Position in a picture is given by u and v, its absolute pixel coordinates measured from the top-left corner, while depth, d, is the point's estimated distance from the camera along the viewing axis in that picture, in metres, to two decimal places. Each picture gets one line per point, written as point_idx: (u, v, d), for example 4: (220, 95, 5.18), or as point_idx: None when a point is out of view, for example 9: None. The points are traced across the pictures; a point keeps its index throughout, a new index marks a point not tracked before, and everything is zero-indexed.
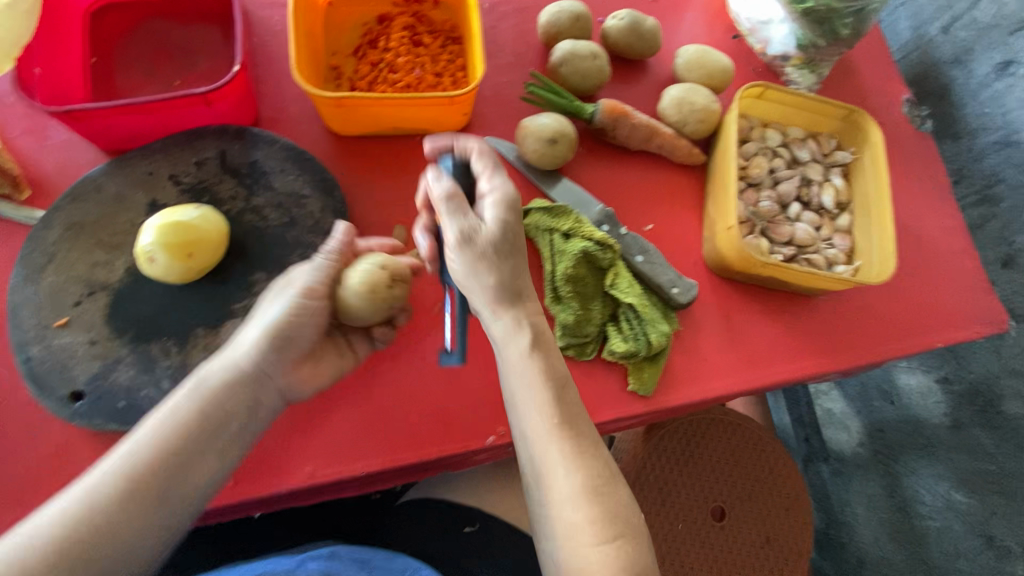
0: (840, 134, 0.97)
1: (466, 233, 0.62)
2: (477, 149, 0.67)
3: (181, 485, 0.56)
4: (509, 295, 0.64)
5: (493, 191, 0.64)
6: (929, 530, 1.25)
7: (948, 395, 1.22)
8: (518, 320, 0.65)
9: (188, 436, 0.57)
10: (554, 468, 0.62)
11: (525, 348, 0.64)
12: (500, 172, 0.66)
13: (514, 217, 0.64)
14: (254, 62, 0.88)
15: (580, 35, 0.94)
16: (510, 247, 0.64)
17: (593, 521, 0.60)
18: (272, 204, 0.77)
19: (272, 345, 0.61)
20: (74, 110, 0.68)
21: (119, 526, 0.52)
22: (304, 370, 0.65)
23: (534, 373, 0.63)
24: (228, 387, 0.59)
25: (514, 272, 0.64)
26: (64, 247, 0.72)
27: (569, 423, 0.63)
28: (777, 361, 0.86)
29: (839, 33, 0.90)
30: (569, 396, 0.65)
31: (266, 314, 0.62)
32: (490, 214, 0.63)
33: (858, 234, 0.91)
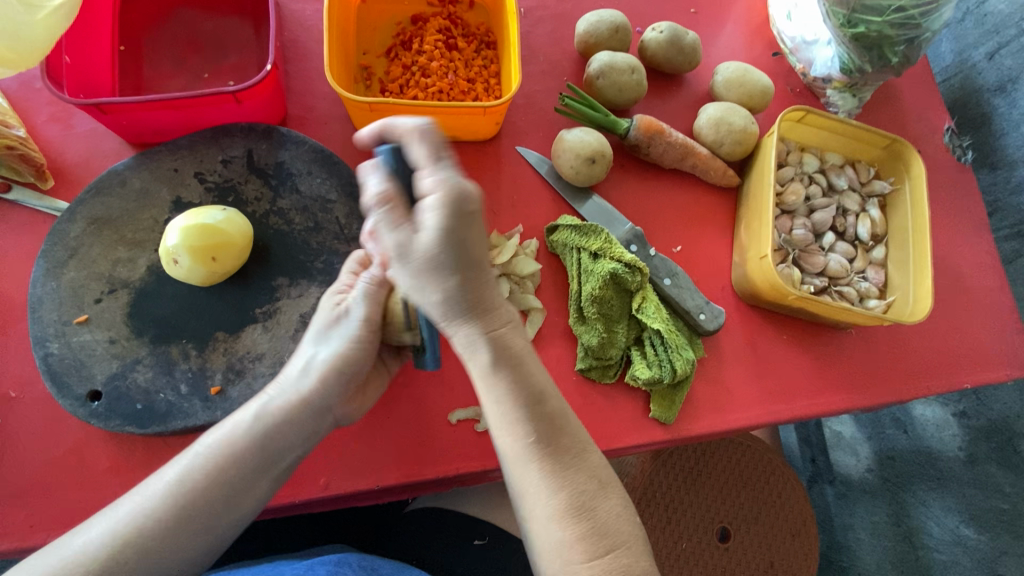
0: (879, 163, 0.94)
1: (399, 248, 0.50)
2: (413, 130, 0.51)
3: (227, 511, 0.54)
4: (462, 310, 0.54)
5: (433, 190, 0.49)
6: (932, 562, 1.23)
7: (965, 429, 1.20)
8: (472, 338, 0.55)
9: (243, 466, 0.55)
10: (534, 485, 0.56)
11: (484, 365, 0.56)
12: (447, 162, 0.51)
13: (462, 221, 0.50)
14: (284, 58, 0.86)
15: (618, 46, 0.91)
16: (460, 258, 0.51)
17: (582, 538, 0.54)
18: (298, 207, 0.76)
19: (339, 375, 0.60)
20: (103, 104, 0.67)
21: (168, 543, 0.51)
22: (356, 399, 0.65)
23: (500, 391, 0.57)
24: (290, 419, 0.57)
25: (465, 285, 0.52)
26: (86, 241, 0.71)
27: (548, 438, 0.56)
28: (801, 394, 0.84)
29: (889, 60, 0.87)
30: (546, 411, 0.57)
31: (334, 342, 0.61)
32: (429, 222, 0.49)
33: (893, 269, 0.89)
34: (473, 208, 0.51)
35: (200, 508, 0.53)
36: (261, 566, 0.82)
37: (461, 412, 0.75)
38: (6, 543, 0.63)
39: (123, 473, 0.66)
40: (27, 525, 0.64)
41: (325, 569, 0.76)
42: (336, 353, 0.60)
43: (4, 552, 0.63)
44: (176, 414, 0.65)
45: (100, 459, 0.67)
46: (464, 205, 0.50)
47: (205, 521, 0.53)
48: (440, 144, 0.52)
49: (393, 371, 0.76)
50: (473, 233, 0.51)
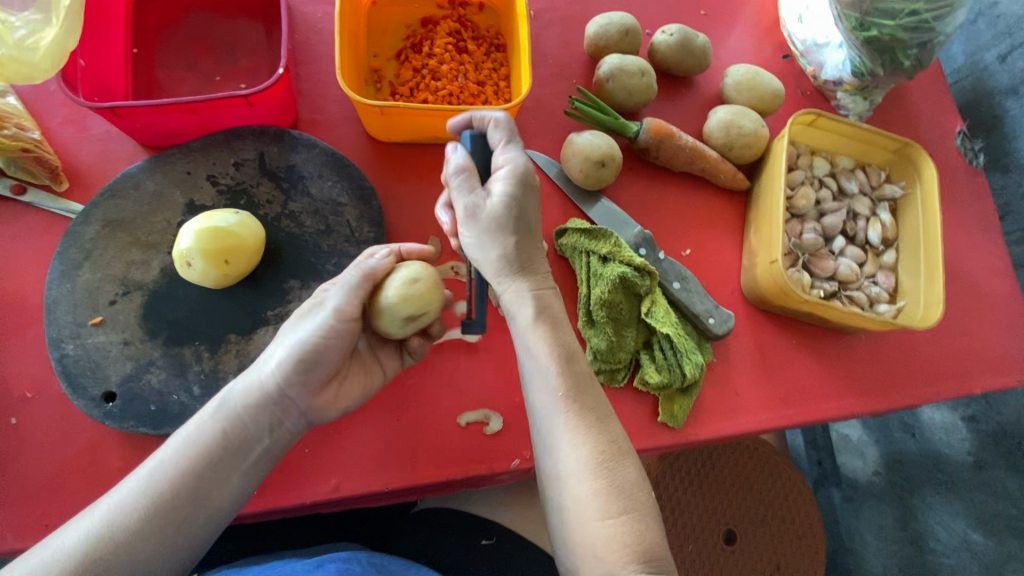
0: (890, 166, 0.93)
1: (471, 209, 0.58)
2: (493, 116, 0.60)
3: (200, 502, 0.55)
4: (515, 268, 0.60)
5: (506, 163, 0.58)
6: (940, 567, 1.22)
7: (975, 433, 1.18)
8: (521, 294, 0.61)
9: (215, 456, 0.56)
10: (558, 441, 0.58)
11: (529, 317, 0.60)
12: (518, 144, 0.60)
13: (528, 191, 0.58)
14: (295, 61, 0.87)
15: (628, 49, 0.91)
16: (520, 223, 0.59)
17: (601, 495, 0.55)
18: (309, 210, 0.76)
19: (297, 366, 0.59)
20: (118, 108, 0.68)
21: (136, 540, 0.51)
22: (329, 392, 0.63)
23: (539, 342, 0.60)
24: (251, 407, 0.58)
25: (521, 246, 0.60)
26: (100, 244, 0.71)
27: (575, 393, 0.59)
28: (810, 398, 0.84)
29: (901, 63, 0.86)
30: (577, 367, 0.60)
31: (294, 333, 0.60)
32: (500, 187, 0.57)
33: (903, 273, 0.88)
34: (536, 185, 0.59)
35: (169, 503, 0.53)
36: (271, 563, 0.82)
37: (470, 414, 0.76)
38: (22, 541, 0.64)
39: None
40: (43, 523, 0.65)
41: (334, 566, 0.77)
42: (297, 342, 0.59)
43: (19, 550, 0.64)
44: (190, 415, 0.66)
45: (114, 458, 0.67)
46: (529, 179, 0.58)
47: (186, 511, 0.54)
48: (514, 130, 0.60)
49: (402, 374, 0.76)
50: (534, 205, 0.59)
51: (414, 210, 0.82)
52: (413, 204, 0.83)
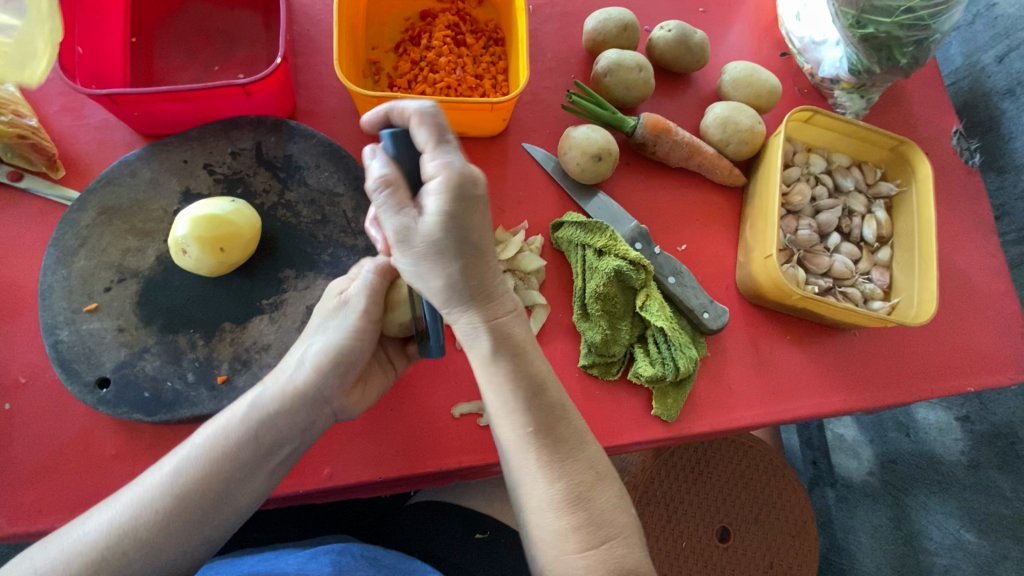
0: (886, 164, 0.94)
1: (403, 233, 0.51)
2: (417, 112, 0.51)
3: (272, 456, 0.58)
4: (464, 297, 0.55)
5: (439, 173, 0.50)
6: (933, 566, 1.23)
7: (969, 433, 1.20)
8: (474, 325, 0.56)
9: (240, 457, 0.55)
10: (532, 475, 0.57)
11: (488, 352, 0.57)
12: (451, 145, 0.52)
13: (467, 205, 0.51)
14: (294, 52, 0.87)
15: (626, 44, 0.91)
16: (461, 244, 0.52)
17: (575, 528, 0.55)
18: (306, 200, 0.76)
19: (332, 370, 0.60)
20: (114, 95, 0.68)
21: (157, 537, 0.52)
22: (355, 392, 0.64)
23: (501, 378, 0.57)
24: (284, 411, 0.58)
25: (469, 269, 0.53)
26: (96, 231, 0.71)
27: (545, 429, 0.57)
28: (804, 395, 0.84)
29: (897, 61, 0.87)
30: (546, 401, 0.58)
31: (327, 334, 0.61)
32: (431, 207, 0.50)
33: (898, 270, 0.89)
34: (479, 194, 0.51)
35: (194, 506, 0.53)
36: (263, 554, 0.81)
37: (464, 405, 0.76)
38: (15, 526, 0.64)
39: (130, 460, 0.67)
40: (36, 509, 0.65)
41: (327, 559, 0.77)
42: (331, 343, 0.60)
43: (12, 535, 0.64)
44: (183, 402, 0.66)
45: (107, 445, 0.68)
46: (467, 189, 0.51)
47: (237, 483, 0.55)
48: (445, 126, 0.52)
49: None
50: (477, 218, 0.52)
51: None
52: None
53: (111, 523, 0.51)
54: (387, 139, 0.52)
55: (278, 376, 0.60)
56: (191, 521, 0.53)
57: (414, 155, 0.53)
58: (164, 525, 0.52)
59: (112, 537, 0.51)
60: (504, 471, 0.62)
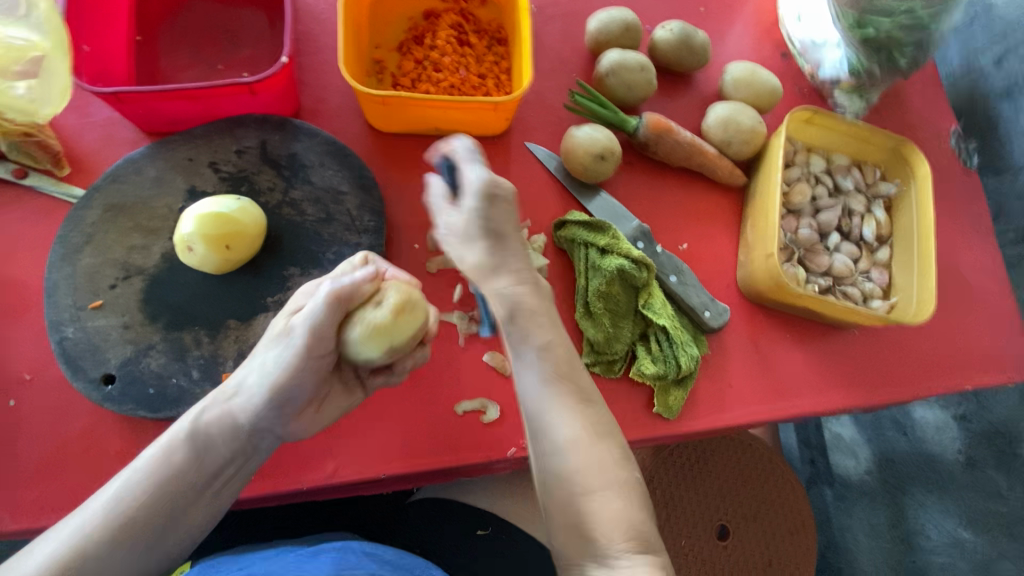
0: (885, 165, 0.95)
1: (443, 230, 0.56)
2: (456, 143, 0.54)
3: (211, 482, 0.59)
4: (491, 278, 0.57)
5: (471, 181, 0.53)
6: (930, 564, 1.23)
7: (965, 432, 1.22)
8: (498, 303, 0.58)
9: (181, 485, 0.56)
10: (553, 430, 0.58)
11: (506, 316, 0.58)
12: (483, 163, 0.54)
13: (492, 206, 0.54)
14: (299, 51, 0.87)
15: (628, 45, 0.92)
16: (491, 234, 0.55)
17: (591, 471, 0.56)
18: (310, 198, 0.77)
19: (269, 399, 0.60)
20: (121, 93, 0.68)
21: (98, 568, 0.51)
22: (305, 415, 0.64)
23: (523, 337, 0.59)
24: (225, 437, 0.59)
25: (493, 251, 0.56)
26: (102, 228, 0.72)
27: (567, 381, 0.59)
28: (804, 392, 0.85)
29: (896, 62, 0.88)
30: (566, 356, 0.60)
31: (266, 365, 0.60)
32: (464, 202, 0.54)
33: (897, 270, 0.89)
34: (507, 198, 0.54)
35: (136, 534, 0.53)
36: (267, 551, 0.81)
37: (467, 402, 0.76)
38: (21, 522, 0.64)
39: (135, 457, 0.67)
40: (41, 505, 0.65)
41: (330, 556, 0.77)
42: (270, 376, 0.59)
43: (17, 532, 0.64)
44: (189, 399, 0.67)
45: (112, 442, 0.68)
46: (497, 192, 0.53)
47: (180, 509, 0.56)
48: (476, 150, 0.55)
49: None
50: (505, 215, 0.55)
51: (415, 200, 0.83)
52: (414, 194, 0.83)
53: (47, 558, 0.50)
54: (443, 165, 0.57)
55: (216, 401, 0.60)
56: (134, 549, 0.53)
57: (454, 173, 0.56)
58: (106, 555, 0.52)
59: (48, 573, 0.49)
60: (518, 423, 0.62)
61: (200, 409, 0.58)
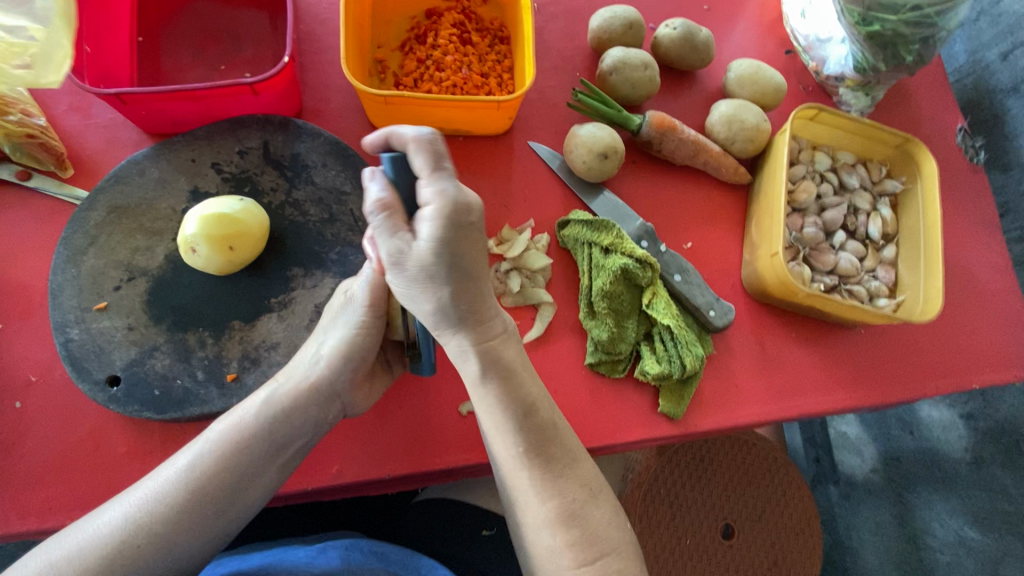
0: (891, 162, 0.94)
1: (396, 256, 0.51)
2: (414, 141, 0.52)
3: (282, 452, 0.61)
4: (454, 321, 0.55)
5: (432, 199, 0.50)
6: (935, 563, 1.23)
7: (972, 431, 1.19)
8: (464, 348, 0.57)
9: (252, 453, 0.59)
10: (527, 494, 0.60)
11: (476, 375, 0.58)
12: (446, 172, 0.52)
13: (461, 233, 0.51)
14: (300, 51, 0.87)
15: (631, 42, 0.91)
16: (455, 269, 0.52)
17: (571, 545, 0.58)
18: (313, 198, 0.77)
19: (345, 366, 0.64)
20: (123, 94, 0.68)
21: (168, 534, 0.54)
22: (363, 390, 0.68)
23: (491, 400, 0.59)
24: (298, 407, 0.61)
25: (459, 295, 0.53)
26: (106, 230, 0.72)
27: (538, 449, 0.59)
28: (810, 391, 0.84)
29: (903, 59, 0.87)
30: (537, 421, 0.60)
31: (337, 332, 0.65)
32: (425, 231, 0.50)
33: (903, 268, 0.89)
34: (471, 222, 0.52)
35: (209, 497, 0.56)
36: (272, 549, 0.82)
37: (471, 402, 0.76)
38: (28, 523, 0.64)
39: (140, 458, 0.68)
40: (48, 506, 0.65)
41: (336, 554, 0.79)
42: (341, 341, 0.64)
43: (24, 533, 0.65)
44: (193, 400, 0.67)
45: (117, 443, 0.68)
46: (460, 217, 0.50)
47: (249, 475, 0.58)
48: (442, 153, 0.52)
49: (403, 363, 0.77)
50: (469, 246, 0.52)
51: None
52: None
53: (127, 517, 0.54)
54: (387, 161, 0.53)
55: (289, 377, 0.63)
56: (207, 511, 0.56)
57: (410, 178, 0.54)
58: (180, 519, 0.55)
59: (128, 531, 0.53)
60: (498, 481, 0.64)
61: (277, 382, 0.62)
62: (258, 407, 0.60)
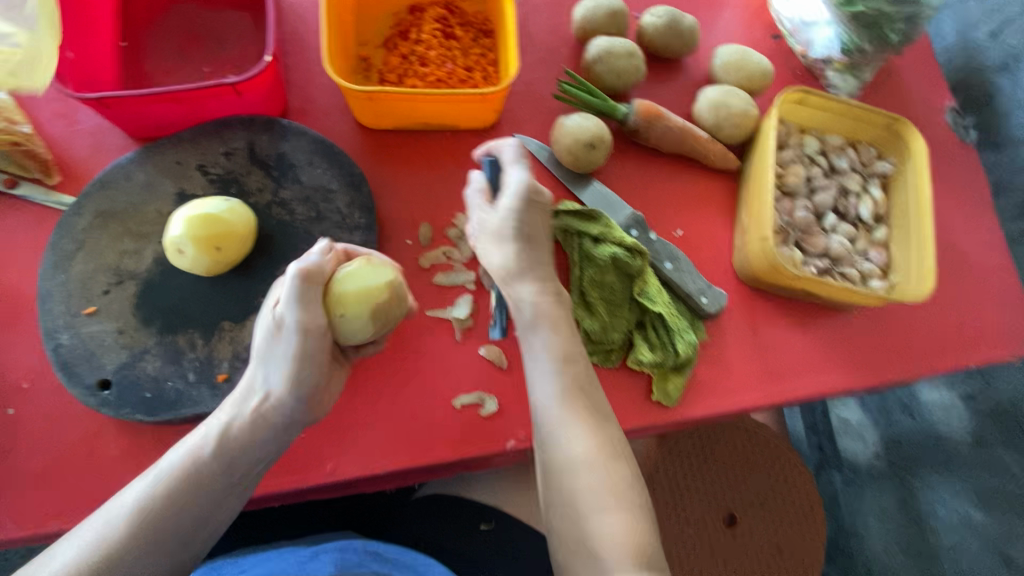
0: (881, 143, 0.94)
1: (479, 224, 0.66)
2: (504, 141, 0.67)
3: (243, 481, 0.61)
4: (517, 276, 0.65)
5: (511, 180, 0.63)
6: (941, 545, 1.22)
7: (974, 412, 1.17)
8: (520, 302, 0.65)
9: (207, 487, 0.58)
10: (560, 442, 0.62)
11: (535, 326, 0.64)
12: (526, 164, 0.65)
13: (533, 209, 0.65)
14: (285, 50, 0.87)
15: (615, 32, 0.91)
16: (521, 235, 0.64)
17: (599, 489, 0.60)
18: (300, 197, 0.77)
19: (296, 398, 0.60)
20: (106, 98, 0.68)
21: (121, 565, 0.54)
22: (323, 398, 0.63)
23: (541, 349, 0.64)
24: (249, 442, 0.59)
25: (524, 258, 0.65)
26: (93, 234, 0.72)
27: (579, 397, 0.63)
28: (805, 375, 0.84)
29: (888, 39, 0.86)
30: (577, 374, 0.64)
31: (278, 355, 0.59)
32: (500, 203, 0.63)
33: (895, 249, 0.88)
34: (539, 199, 0.64)
35: (161, 531, 0.56)
36: (268, 553, 0.82)
37: (465, 396, 0.76)
38: (23, 530, 0.64)
39: (134, 461, 0.68)
40: (44, 512, 0.65)
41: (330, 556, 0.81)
42: (285, 365, 0.58)
43: (20, 539, 0.65)
44: (185, 402, 0.67)
45: (111, 447, 0.68)
46: (531, 194, 0.63)
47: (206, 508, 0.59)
48: (522, 149, 0.67)
49: (395, 359, 0.77)
50: (539, 220, 0.66)
51: (405, 196, 0.83)
52: (404, 189, 0.83)
53: (75, 559, 0.54)
54: (484, 163, 0.69)
55: (239, 407, 0.60)
56: (163, 550, 0.56)
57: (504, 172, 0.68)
58: (131, 553, 0.55)
59: (78, 574, 0.53)
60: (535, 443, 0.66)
61: (227, 418, 0.60)
62: (212, 440, 0.59)
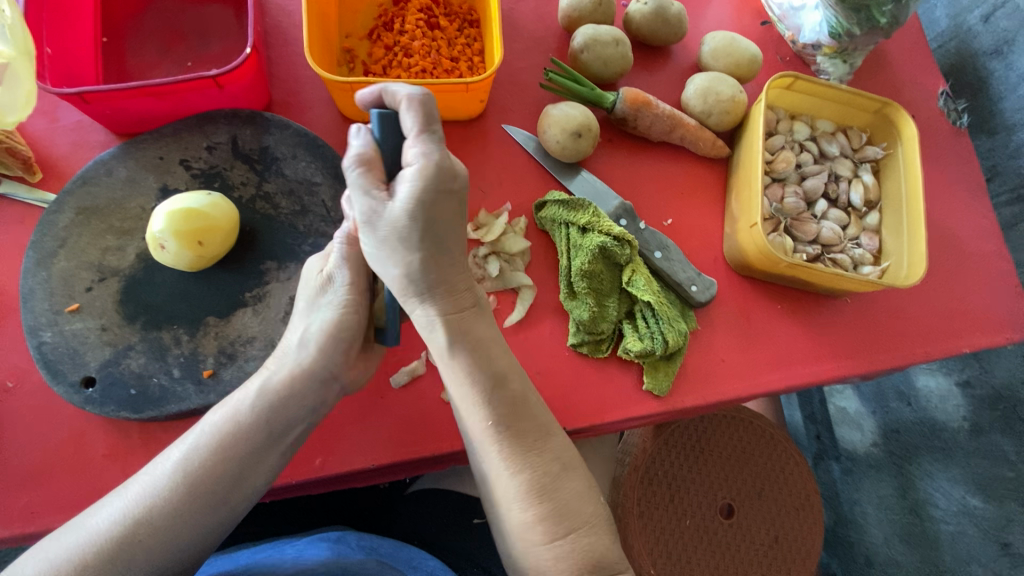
0: (872, 128, 0.92)
1: (370, 214, 0.51)
2: (406, 97, 0.50)
3: (285, 439, 0.61)
4: (421, 288, 0.55)
5: (414, 162, 0.49)
6: (940, 532, 1.19)
7: (969, 397, 1.13)
8: (431, 318, 0.56)
9: (246, 443, 0.58)
10: (498, 469, 0.59)
11: (444, 345, 0.57)
12: (436, 136, 0.51)
13: (440, 200, 0.50)
14: (268, 43, 0.86)
15: (602, 20, 0.90)
16: (428, 236, 0.52)
17: (543, 519, 0.58)
18: (284, 190, 0.76)
19: (337, 348, 0.61)
20: (84, 92, 0.67)
21: (169, 524, 0.54)
22: (360, 363, 0.66)
23: (459, 371, 0.58)
24: (295, 395, 0.60)
25: (430, 264, 0.53)
26: (75, 231, 0.71)
27: (509, 423, 0.59)
28: (797, 363, 0.83)
29: (877, 21, 0.86)
30: (508, 394, 0.59)
31: (321, 312, 0.61)
32: (403, 195, 0.49)
33: (887, 234, 0.87)
34: (452, 187, 0.51)
35: (208, 484, 0.56)
36: (262, 545, 0.83)
37: None
38: (10, 530, 0.64)
39: (121, 458, 0.67)
40: (31, 511, 0.65)
41: (325, 544, 0.81)
42: (327, 320, 0.61)
43: (7, 538, 0.64)
44: (170, 398, 0.66)
45: (98, 445, 0.67)
46: (443, 183, 0.50)
47: (248, 466, 0.58)
48: (433, 116, 0.51)
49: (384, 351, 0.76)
50: (451, 213, 0.52)
51: None
52: None
53: (122, 512, 0.54)
54: (375, 121, 0.51)
55: (281, 365, 0.61)
56: (207, 504, 0.56)
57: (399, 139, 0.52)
58: (179, 513, 0.55)
59: (124, 527, 0.54)
60: (474, 461, 0.64)
61: (269, 373, 0.61)
62: (253, 396, 0.59)
